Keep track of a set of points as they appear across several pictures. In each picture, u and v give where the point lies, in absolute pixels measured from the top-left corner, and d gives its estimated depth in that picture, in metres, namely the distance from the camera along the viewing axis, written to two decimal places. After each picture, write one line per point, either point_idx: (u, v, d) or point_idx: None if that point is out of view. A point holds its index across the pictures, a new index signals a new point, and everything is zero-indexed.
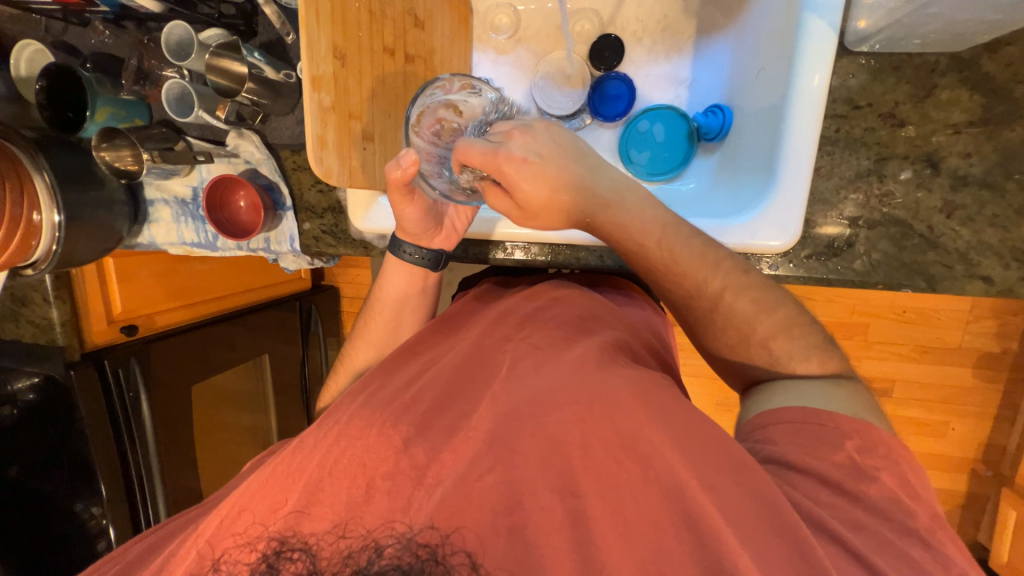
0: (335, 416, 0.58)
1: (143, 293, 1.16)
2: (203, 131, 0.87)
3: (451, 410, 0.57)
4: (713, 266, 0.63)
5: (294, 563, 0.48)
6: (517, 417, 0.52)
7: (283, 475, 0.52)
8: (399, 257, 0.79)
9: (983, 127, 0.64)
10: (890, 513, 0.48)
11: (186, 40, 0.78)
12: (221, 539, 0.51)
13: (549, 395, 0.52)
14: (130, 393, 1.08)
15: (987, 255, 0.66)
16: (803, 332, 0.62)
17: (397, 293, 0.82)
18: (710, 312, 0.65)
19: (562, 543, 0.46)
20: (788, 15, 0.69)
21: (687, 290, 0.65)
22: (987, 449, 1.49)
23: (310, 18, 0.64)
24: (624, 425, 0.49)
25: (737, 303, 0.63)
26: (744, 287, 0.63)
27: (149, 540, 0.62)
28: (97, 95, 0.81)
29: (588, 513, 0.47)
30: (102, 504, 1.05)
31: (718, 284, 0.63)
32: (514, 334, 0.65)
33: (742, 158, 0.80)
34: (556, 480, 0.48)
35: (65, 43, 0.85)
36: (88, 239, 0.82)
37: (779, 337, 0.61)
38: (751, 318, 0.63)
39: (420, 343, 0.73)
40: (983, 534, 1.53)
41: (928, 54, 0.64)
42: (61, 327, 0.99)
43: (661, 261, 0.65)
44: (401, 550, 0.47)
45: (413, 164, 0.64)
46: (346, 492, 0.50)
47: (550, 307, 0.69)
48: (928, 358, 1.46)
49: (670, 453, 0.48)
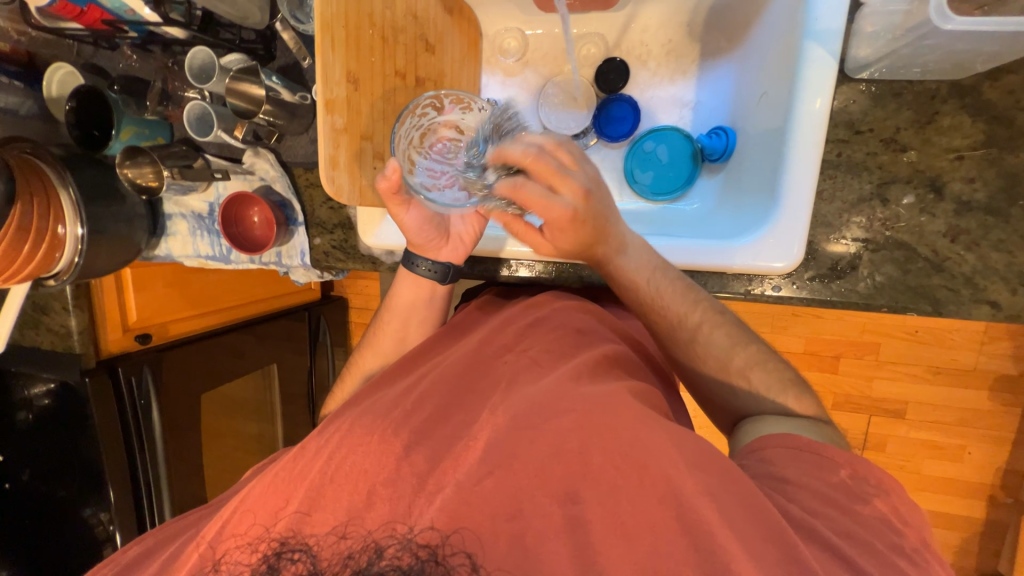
0: (337, 423, 0.60)
1: (158, 302, 1.19)
2: (221, 150, 0.91)
3: (452, 420, 0.58)
4: (693, 304, 0.68)
5: (294, 565, 0.48)
6: (517, 428, 0.52)
7: (287, 481, 0.53)
8: (412, 271, 0.81)
9: (986, 152, 0.65)
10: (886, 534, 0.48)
11: (209, 64, 0.82)
12: (226, 544, 0.52)
13: (547, 404, 0.54)
14: (141, 400, 1.10)
15: (993, 279, 0.66)
16: (772, 365, 0.67)
17: (403, 303, 0.83)
18: (689, 343, 0.69)
19: (561, 550, 0.46)
20: (790, 42, 0.70)
21: (668, 324, 0.69)
22: (1006, 475, 1.45)
23: (325, 45, 0.67)
24: (620, 436, 0.50)
25: (713, 336, 0.68)
26: (720, 321, 0.68)
27: (148, 544, 0.63)
28: (124, 115, 0.86)
29: (587, 520, 0.47)
30: (110, 510, 1.06)
31: (696, 319, 0.68)
32: (514, 344, 0.68)
33: (745, 180, 0.81)
34: (556, 489, 0.48)
35: (95, 66, 0.90)
36: (109, 252, 0.85)
37: (752, 368, 0.66)
38: (724, 348, 0.67)
39: (423, 353, 0.75)
40: (1004, 564, 1.48)
41: (928, 82, 0.65)
42: (79, 335, 1.01)
43: (647, 298, 0.69)
44: (401, 550, 0.47)
45: (397, 172, 0.67)
46: (347, 499, 0.50)
47: (549, 318, 0.71)
48: (942, 380, 1.43)
49: (666, 461, 0.48)
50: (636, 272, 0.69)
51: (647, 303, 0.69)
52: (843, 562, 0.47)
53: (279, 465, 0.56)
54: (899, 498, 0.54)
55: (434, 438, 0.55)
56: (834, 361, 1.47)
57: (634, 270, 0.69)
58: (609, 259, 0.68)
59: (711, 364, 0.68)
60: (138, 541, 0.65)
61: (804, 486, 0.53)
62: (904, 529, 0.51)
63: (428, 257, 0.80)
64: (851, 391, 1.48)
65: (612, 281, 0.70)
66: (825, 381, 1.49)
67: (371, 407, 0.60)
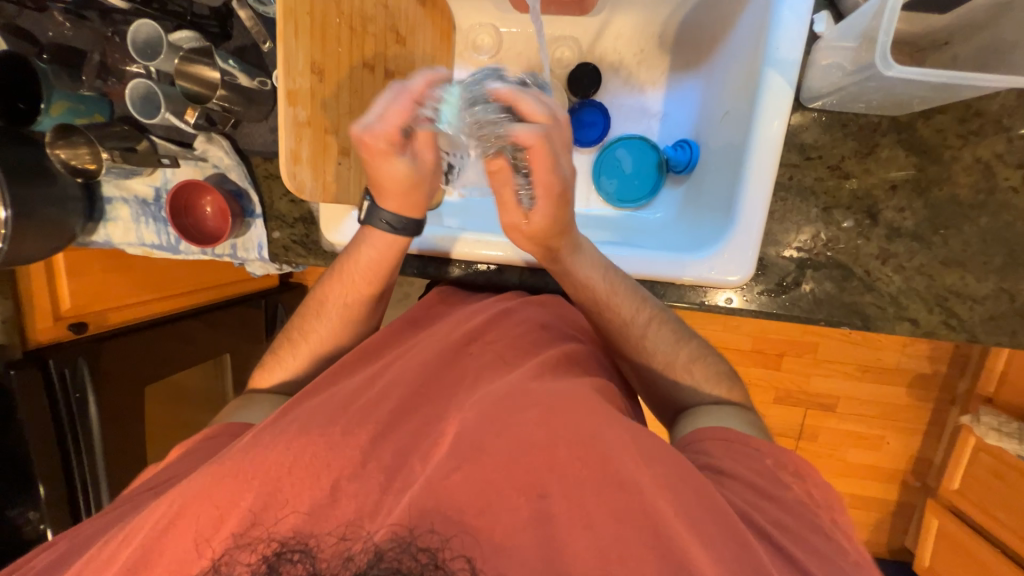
0: (295, 414, 0.58)
1: (97, 288, 1.09)
2: (168, 132, 0.84)
3: (418, 415, 0.59)
4: (641, 302, 0.72)
5: (294, 565, 0.45)
6: (487, 426, 0.54)
7: (240, 475, 0.50)
8: (374, 227, 0.71)
9: (915, 185, 0.71)
10: (810, 519, 0.55)
11: (154, 38, 0.75)
12: (175, 550, 0.48)
13: (513, 402, 0.56)
14: (76, 394, 1.01)
15: (914, 299, 0.73)
16: (710, 360, 0.73)
17: (362, 267, 0.74)
18: (638, 341, 0.72)
19: (531, 543, 0.47)
20: (752, 65, 0.73)
21: (620, 322, 0.72)
22: (916, 462, 1.63)
23: (288, 32, 0.64)
24: (583, 431, 0.53)
25: (661, 332, 0.72)
26: (665, 319, 0.73)
27: (74, 545, 0.58)
28: (54, 89, 0.78)
29: (553, 511, 0.49)
30: (39, 507, 1.00)
31: (645, 317, 0.72)
32: (479, 337, 0.69)
33: (705, 193, 0.84)
34: (525, 481, 0.50)
35: (18, 28, 0.79)
36: (38, 239, 0.77)
37: (694, 363, 0.72)
38: (669, 346, 0.72)
39: (386, 343, 0.74)
40: (909, 540, 1.68)
41: (871, 115, 0.71)
42: (2, 325, 0.95)
43: (602, 297, 0.71)
44: (402, 554, 0.44)
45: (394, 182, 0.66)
46: (309, 494, 0.50)
47: (514, 311, 0.73)
48: (869, 377, 1.57)
49: (629, 461, 0.51)
50: (591, 273, 0.70)
51: (607, 295, 0.71)
52: (791, 552, 0.50)
53: (228, 455, 0.53)
54: (820, 488, 0.60)
55: (400, 439, 0.56)
56: (777, 358, 1.58)
57: (589, 271, 0.70)
58: (564, 254, 0.69)
59: (660, 361, 0.72)
60: (52, 544, 0.61)
61: (750, 478, 0.57)
62: (829, 512, 0.58)
63: (385, 206, 0.70)
64: (791, 387, 1.60)
65: (563, 280, 0.72)
66: (768, 377, 1.60)
67: (333, 403, 0.59)
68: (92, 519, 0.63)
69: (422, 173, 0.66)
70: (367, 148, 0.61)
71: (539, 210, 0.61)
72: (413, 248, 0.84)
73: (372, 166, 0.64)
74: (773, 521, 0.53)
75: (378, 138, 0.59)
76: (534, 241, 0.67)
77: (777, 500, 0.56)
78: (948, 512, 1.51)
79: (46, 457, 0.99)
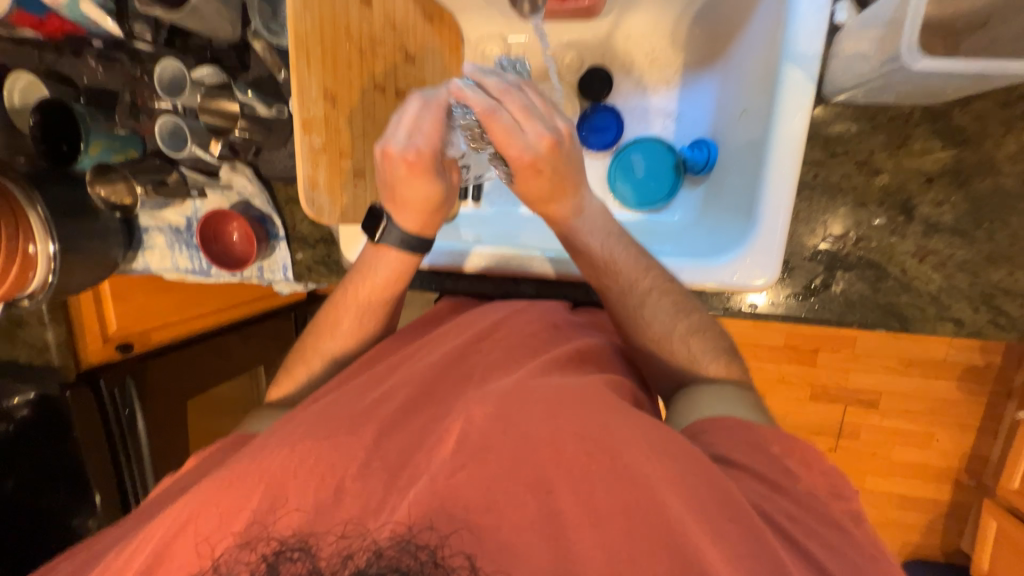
0: (303, 416, 0.59)
1: (140, 310, 1.13)
2: (196, 164, 0.89)
3: (429, 415, 0.58)
4: (644, 269, 0.70)
5: (294, 564, 0.47)
6: (494, 423, 0.52)
7: (254, 483, 0.51)
8: (379, 239, 0.73)
9: (954, 176, 0.67)
10: (846, 525, 0.51)
11: (179, 76, 0.79)
12: (189, 552, 0.49)
13: (518, 396, 0.55)
14: (126, 410, 1.08)
15: (957, 298, 0.69)
16: (709, 334, 0.69)
17: (368, 280, 0.75)
18: (637, 309, 0.69)
19: (536, 537, 0.47)
20: (769, 61, 0.70)
21: (619, 290, 0.70)
22: (970, 460, 1.54)
23: (300, 63, 0.66)
24: (591, 425, 0.51)
25: (660, 302, 0.69)
26: (667, 289, 0.70)
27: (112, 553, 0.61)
28: (91, 129, 0.83)
29: (560, 507, 0.48)
30: (98, 515, 1.07)
31: (646, 286, 0.70)
32: (487, 334, 0.69)
33: (726, 194, 0.81)
34: (530, 476, 0.49)
35: (58, 73, 0.84)
36: (81, 268, 0.82)
37: (692, 335, 0.68)
38: (667, 317, 0.69)
39: (392, 348, 0.74)
40: (965, 543, 1.58)
41: (902, 106, 0.67)
42: (57, 348, 1.01)
43: (601, 261, 0.71)
44: (401, 552, 0.46)
45: (428, 190, 0.65)
46: (317, 493, 0.50)
47: (523, 312, 0.72)
48: (913, 371, 1.48)
49: (645, 466, 0.49)
50: (591, 238, 0.71)
51: (612, 258, 0.71)
52: (819, 557, 0.47)
53: (243, 456, 0.54)
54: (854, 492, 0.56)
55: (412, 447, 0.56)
56: (813, 354, 1.51)
57: (590, 238, 0.71)
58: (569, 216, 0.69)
59: (657, 333, 0.69)
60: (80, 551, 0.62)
61: (774, 476, 0.53)
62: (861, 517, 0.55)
63: (402, 224, 0.71)
64: (828, 384, 1.53)
65: (578, 250, 0.72)
66: (803, 375, 1.53)
67: (345, 410, 0.59)
68: (114, 528, 0.64)
69: (448, 190, 0.68)
70: (407, 164, 0.61)
71: (538, 172, 0.63)
72: (422, 263, 0.85)
73: (406, 183, 0.64)
74: (799, 522, 0.50)
75: (423, 156, 0.60)
76: (540, 199, 0.70)
77: (811, 505, 0.52)
78: (1004, 513, 1.41)
79: (99, 464, 1.06)
